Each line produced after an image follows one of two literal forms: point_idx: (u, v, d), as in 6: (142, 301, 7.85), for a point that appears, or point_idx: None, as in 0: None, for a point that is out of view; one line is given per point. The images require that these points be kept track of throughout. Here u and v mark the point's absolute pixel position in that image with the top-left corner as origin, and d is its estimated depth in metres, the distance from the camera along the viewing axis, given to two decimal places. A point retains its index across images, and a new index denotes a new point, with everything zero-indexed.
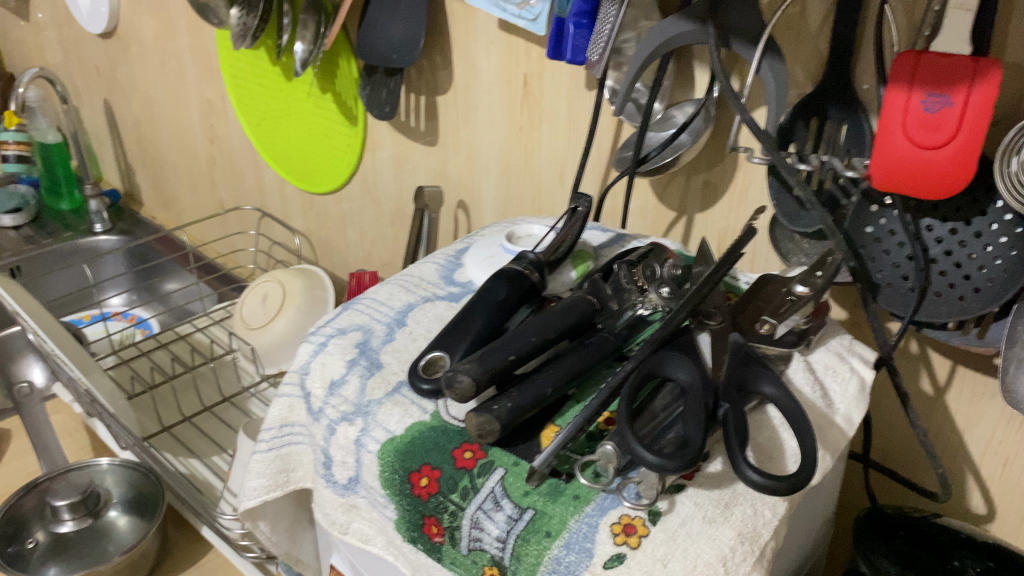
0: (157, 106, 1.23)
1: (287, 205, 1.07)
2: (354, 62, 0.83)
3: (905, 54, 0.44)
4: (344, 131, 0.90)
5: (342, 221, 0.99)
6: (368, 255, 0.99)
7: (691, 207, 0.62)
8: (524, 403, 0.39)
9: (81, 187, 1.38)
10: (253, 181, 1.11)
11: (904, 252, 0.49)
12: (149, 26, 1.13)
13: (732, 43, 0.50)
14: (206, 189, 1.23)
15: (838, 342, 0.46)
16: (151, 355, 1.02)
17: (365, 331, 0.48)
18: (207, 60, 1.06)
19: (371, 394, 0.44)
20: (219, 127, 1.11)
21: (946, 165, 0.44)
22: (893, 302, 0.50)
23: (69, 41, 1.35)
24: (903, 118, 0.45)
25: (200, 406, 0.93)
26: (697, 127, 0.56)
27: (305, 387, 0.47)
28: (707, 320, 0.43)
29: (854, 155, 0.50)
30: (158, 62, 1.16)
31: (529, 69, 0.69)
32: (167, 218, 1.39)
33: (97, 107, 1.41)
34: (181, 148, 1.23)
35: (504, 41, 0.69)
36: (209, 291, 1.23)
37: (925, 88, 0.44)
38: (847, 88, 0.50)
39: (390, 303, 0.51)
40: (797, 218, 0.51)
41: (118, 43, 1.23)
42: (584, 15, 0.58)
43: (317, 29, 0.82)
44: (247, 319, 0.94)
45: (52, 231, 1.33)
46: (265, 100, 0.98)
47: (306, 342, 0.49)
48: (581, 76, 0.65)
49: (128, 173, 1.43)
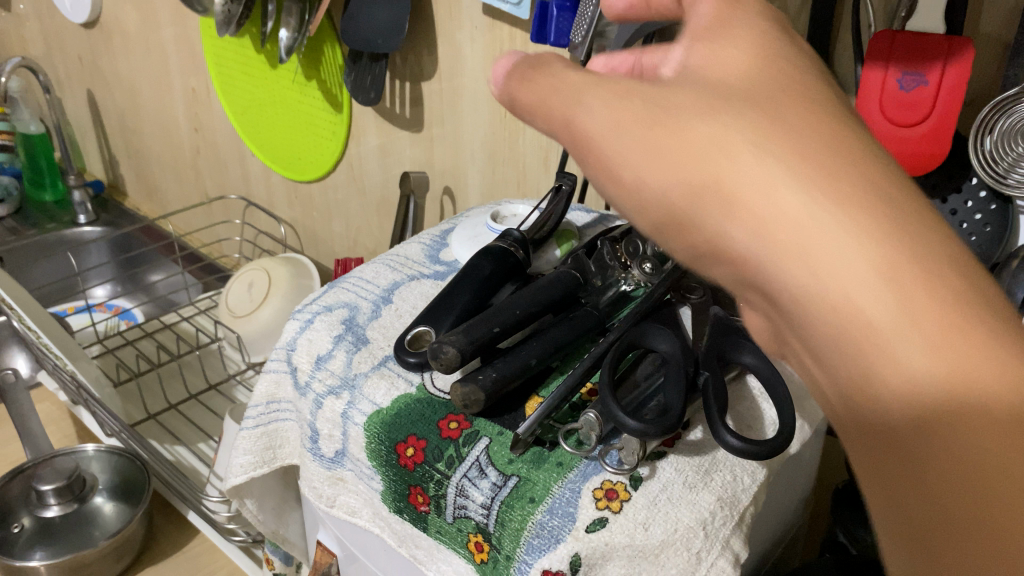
0: (141, 96, 1.23)
1: (272, 195, 1.07)
2: (339, 49, 0.83)
3: (881, 33, 0.45)
4: (329, 119, 0.91)
5: (327, 210, 1.00)
6: (354, 244, 1.00)
7: None
8: (508, 373, 0.39)
9: (65, 179, 1.37)
10: (238, 170, 1.11)
11: None
12: (132, 16, 1.13)
13: None
14: (191, 179, 1.23)
15: None
16: (136, 344, 1.02)
17: (351, 308, 0.49)
18: (191, 49, 1.06)
19: (358, 367, 0.44)
20: (203, 117, 1.11)
21: (920, 143, 0.45)
22: None
23: (51, 32, 1.34)
24: (880, 96, 0.46)
25: (186, 394, 0.93)
26: None
27: (291, 362, 0.48)
28: (688, 294, 0.45)
29: None
30: (142, 51, 1.16)
31: (513, 54, 0.69)
32: (152, 210, 1.39)
33: (80, 98, 1.40)
34: (165, 138, 1.23)
35: (488, 27, 0.70)
36: (195, 281, 1.23)
37: (901, 66, 0.45)
38: (826, 70, 0.51)
39: (376, 281, 0.51)
40: None
41: (101, 33, 1.23)
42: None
43: (301, 16, 0.82)
44: (233, 307, 0.94)
45: (36, 222, 1.32)
46: (249, 88, 0.98)
47: (292, 319, 0.49)
48: (565, 61, 0.65)
49: (112, 165, 1.43)
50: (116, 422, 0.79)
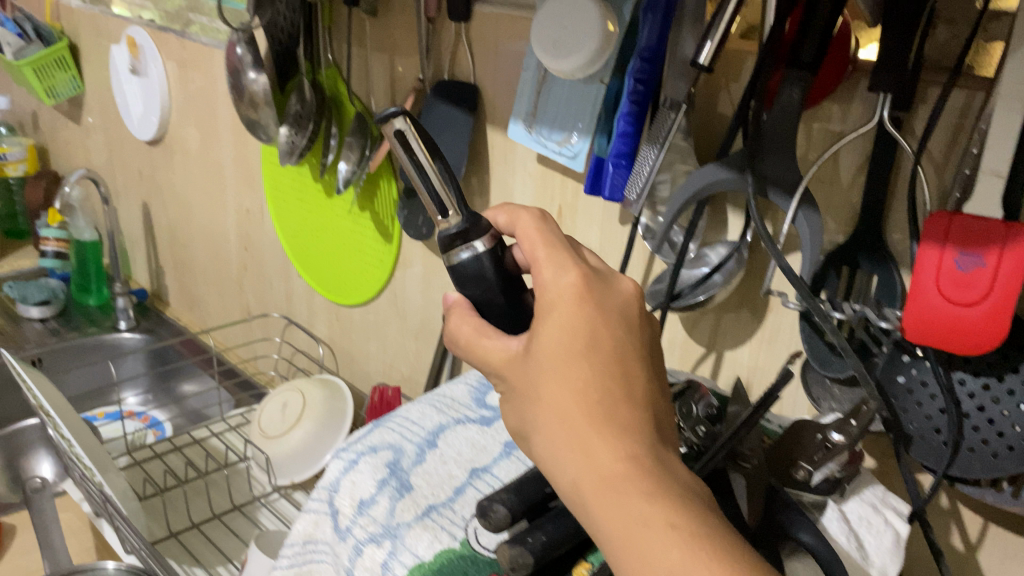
0: (194, 211, 1.27)
1: (313, 314, 1.09)
2: (394, 184, 0.86)
3: (937, 215, 0.46)
4: (378, 247, 0.93)
5: (366, 334, 1.01)
6: (389, 369, 1.00)
7: (721, 343, 0.62)
8: (558, 535, 0.38)
9: (109, 285, 1.41)
10: (282, 289, 1.13)
11: (936, 404, 0.49)
12: (195, 137, 1.18)
13: (770, 192, 0.52)
14: (233, 293, 1.25)
15: (872, 492, 0.46)
16: (165, 458, 1.01)
17: (396, 450, 0.49)
18: (248, 172, 1.10)
19: (401, 516, 0.44)
20: (253, 236, 1.15)
21: (978, 321, 0.45)
22: (926, 455, 0.49)
23: (115, 146, 1.41)
24: (937, 275, 0.46)
25: (209, 513, 0.91)
26: (730, 269, 0.57)
27: (333, 504, 0.48)
28: (744, 463, 0.45)
29: (885, 306, 0.51)
30: (200, 170, 1.21)
31: (564, 201, 0.71)
32: (191, 320, 1.40)
33: (134, 210, 1.45)
34: (212, 252, 1.26)
35: (540, 173, 0.72)
36: (228, 396, 1.23)
37: (958, 247, 0.45)
38: (879, 240, 0.52)
39: (421, 422, 0.52)
40: (828, 363, 0.52)
41: (163, 150, 1.29)
42: (623, 156, 0.60)
43: (362, 151, 0.85)
44: (264, 426, 0.96)
45: (77, 326, 1.35)
46: (302, 213, 1.02)
47: (336, 459, 0.50)
48: (615, 211, 0.67)
49: (157, 274, 1.46)
50: (138, 541, 0.77)
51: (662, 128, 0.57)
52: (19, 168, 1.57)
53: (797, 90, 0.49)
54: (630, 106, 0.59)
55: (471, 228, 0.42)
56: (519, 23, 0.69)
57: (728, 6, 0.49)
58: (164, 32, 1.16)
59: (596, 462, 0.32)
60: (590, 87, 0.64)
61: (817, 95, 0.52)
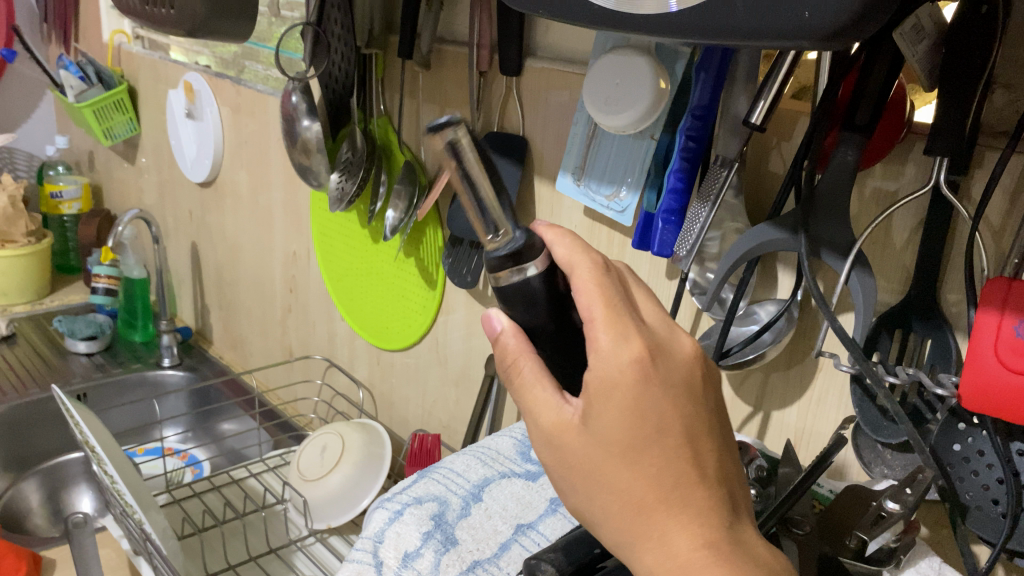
0: (241, 252, 1.29)
1: (354, 358, 1.10)
2: (441, 232, 0.87)
3: (997, 280, 0.46)
4: (422, 294, 0.94)
5: (407, 379, 1.01)
6: (428, 415, 1.00)
7: (768, 403, 0.62)
8: None
9: (154, 322, 1.43)
10: (324, 332, 1.14)
11: (993, 474, 0.48)
12: (246, 180, 1.21)
13: (822, 253, 0.52)
14: (276, 334, 1.27)
15: (928, 564, 0.45)
16: (203, 497, 1.02)
17: (441, 502, 0.51)
18: (297, 216, 1.12)
19: (445, 571, 0.47)
20: (299, 278, 1.16)
21: None
22: (983, 526, 0.48)
23: (168, 186, 1.45)
24: (994, 342, 0.45)
25: (246, 556, 0.91)
26: (780, 327, 0.57)
27: (377, 555, 0.48)
28: (794, 528, 0.45)
29: (939, 372, 0.50)
30: (249, 212, 1.23)
31: (610, 254, 0.71)
32: (232, 360, 1.41)
33: (182, 249, 1.48)
34: (258, 294, 1.28)
35: (587, 226, 0.73)
36: (267, 436, 1.23)
37: (1017, 313, 0.44)
38: (933, 305, 0.51)
39: (466, 474, 0.53)
40: (880, 428, 0.51)
41: (214, 192, 1.32)
42: (672, 213, 0.61)
43: (410, 200, 0.87)
44: (303, 470, 0.96)
45: (122, 361, 1.38)
46: (348, 257, 1.03)
47: (382, 508, 0.51)
48: (662, 266, 0.67)
49: (201, 313, 1.48)
50: None
51: (713, 185, 0.58)
52: (74, 206, 1.61)
53: (852, 151, 0.49)
54: (681, 163, 0.59)
55: (528, 246, 0.40)
56: (569, 78, 0.70)
57: (781, 67, 0.50)
58: (220, 78, 1.19)
59: (673, 549, 0.34)
60: (640, 143, 0.64)
61: (872, 155, 0.51)
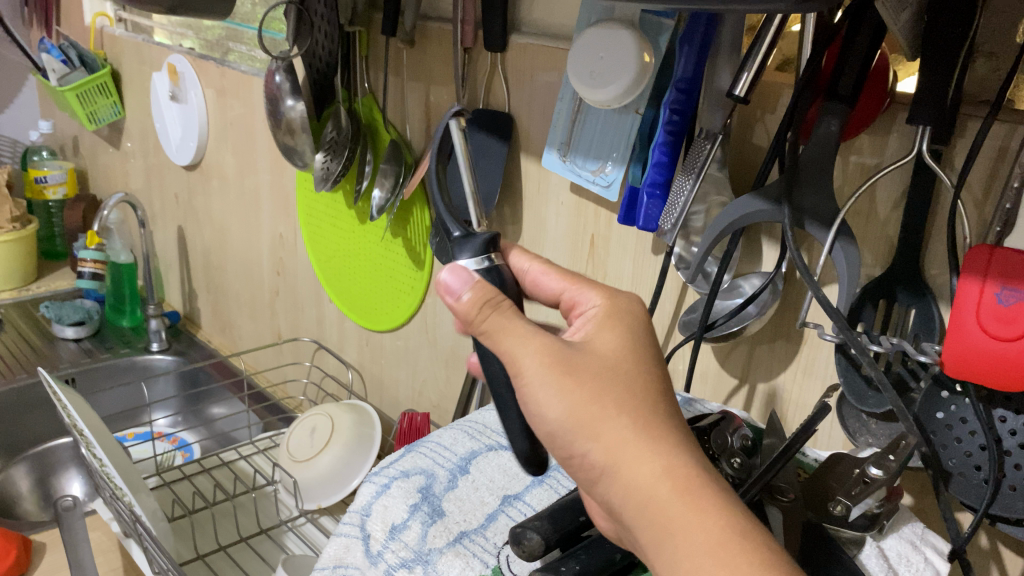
0: (228, 236, 1.29)
1: (344, 340, 1.10)
2: (427, 212, 0.87)
3: (977, 249, 0.45)
4: (410, 275, 0.93)
5: (396, 360, 1.01)
6: (417, 395, 1.00)
7: (753, 375, 0.62)
8: (591, 565, 0.44)
9: (142, 308, 1.43)
10: (313, 314, 1.14)
11: (976, 441, 0.48)
12: (232, 163, 1.21)
13: (807, 224, 0.52)
14: (265, 318, 1.27)
15: (911, 529, 0.46)
16: (194, 480, 1.02)
17: (427, 475, 0.54)
18: (283, 198, 1.11)
19: (432, 543, 0.49)
20: (287, 261, 1.16)
21: (1018, 356, 0.43)
22: (966, 492, 0.48)
23: (153, 171, 1.44)
24: (977, 309, 0.45)
25: (236, 537, 0.91)
26: (764, 300, 0.57)
27: (364, 528, 0.51)
28: (780, 496, 0.47)
29: (923, 341, 0.50)
30: (236, 195, 1.22)
31: (596, 231, 0.71)
32: (222, 343, 1.41)
33: (169, 233, 1.47)
34: (246, 278, 1.28)
35: (574, 203, 0.73)
36: (256, 419, 1.23)
37: (999, 281, 0.44)
38: (916, 276, 0.51)
39: (453, 447, 0.57)
40: (865, 397, 0.52)
41: (200, 175, 1.31)
42: (657, 187, 0.61)
43: (397, 179, 0.87)
44: (294, 452, 0.97)
45: (110, 346, 1.37)
46: (335, 239, 1.03)
47: (368, 483, 0.54)
48: (648, 241, 0.67)
49: (189, 297, 1.47)
50: (165, 561, 0.77)
51: (696, 159, 0.58)
52: (59, 191, 1.60)
53: (835, 122, 0.49)
54: (665, 136, 0.59)
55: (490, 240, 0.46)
56: (554, 54, 0.69)
57: (764, 38, 0.49)
58: (204, 60, 1.18)
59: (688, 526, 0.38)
60: (624, 117, 0.64)
61: (855, 126, 0.52)
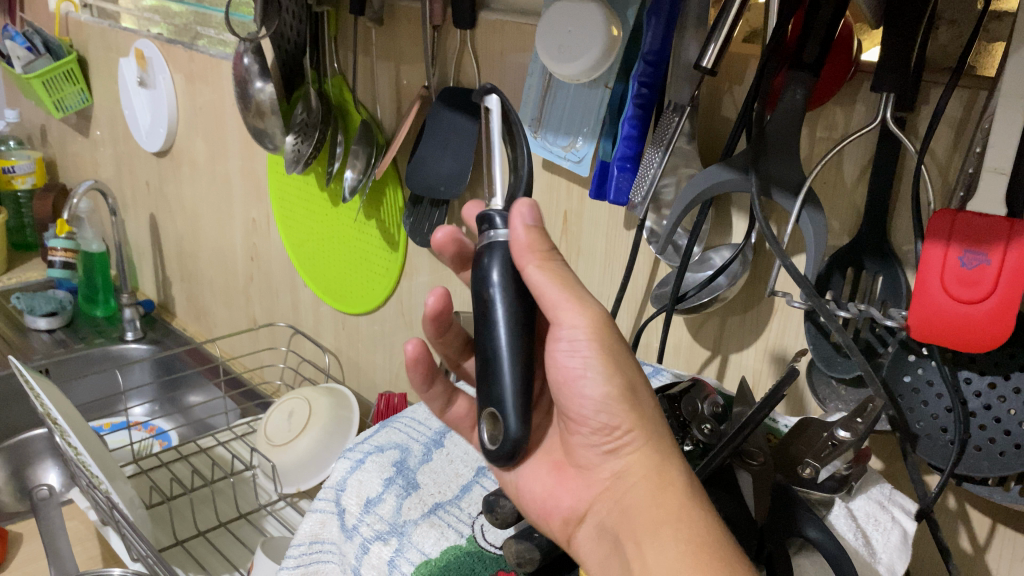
0: (201, 222, 1.27)
1: (320, 325, 1.09)
2: (400, 192, 0.87)
3: (940, 214, 0.45)
4: (385, 256, 0.93)
5: (372, 343, 1.01)
6: (395, 377, 1.00)
7: (725, 346, 0.63)
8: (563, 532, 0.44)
9: (115, 297, 1.42)
10: (288, 299, 1.14)
11: (942, 403, 0.49)
12: (202, 149, 1.19)
13: (774, 193, 0.52)
14: (240, 304, 1.26)
15: (879, 490, 0.48)
16: (171, 466, 1.01)
17: (402, 450, 0.54)
18: (255, 182, 1.11)
19: (407, 514, 0.49)
20: (260, 246, 1.15)
21: (983, 320, 0.44)
22: (932, 453, 0.49)
23: (124, 159, 1.43)
24: (941, 273, 0.45)
25: (215, 522, 0.91)
26: (734, 271, 0.57)
27: (339, 503, 0.52)
28: (749, 460, 0.46)
29: (890, 307, 0.51)
30: (208, 181, 1.21)
31: (569, 207, 0.72)
32: (197, 331, 1.40)
33: (141, 220, 1.46)
34: (220, 264, 1.27)
35: (546, 180, 0.73)
36: (233, 406, 1.23)
37: (962, 245, 0.45)
38: (882, 243, 0.52)
39: (427, 422, 0.57)
40: (834, 363, 0.52)
41: (170, 161, 1.29)
42: (628, 160, 0.61)
43: (368, 160, 0.86)
44: (271, 436, 0.95)
45: (84, 336, 1.36)
46: (309, 223, 1.02)
47: (343, 459, 0.54)
48: (620, 216, 0.67)
49: (163, 285, 1.46)
50: (144, 547, 0.77)
51: (666, 132, 0.58)
52: (27, 181, 1.58)
53: (800, 91, 0.50)
54: (635, 110, 0.59)
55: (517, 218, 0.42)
56: (524, 31, 0.69)
57: (730, 9, 0.49)
58: (173, 45, 1.17)
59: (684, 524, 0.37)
60: (594, 92, 0.64)
61: (820, 95, 0.52)
